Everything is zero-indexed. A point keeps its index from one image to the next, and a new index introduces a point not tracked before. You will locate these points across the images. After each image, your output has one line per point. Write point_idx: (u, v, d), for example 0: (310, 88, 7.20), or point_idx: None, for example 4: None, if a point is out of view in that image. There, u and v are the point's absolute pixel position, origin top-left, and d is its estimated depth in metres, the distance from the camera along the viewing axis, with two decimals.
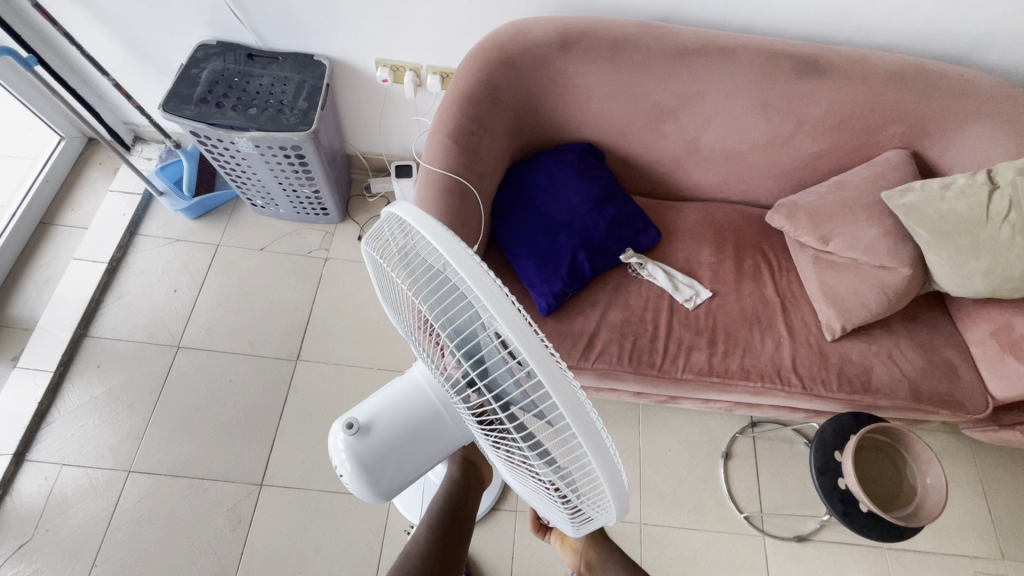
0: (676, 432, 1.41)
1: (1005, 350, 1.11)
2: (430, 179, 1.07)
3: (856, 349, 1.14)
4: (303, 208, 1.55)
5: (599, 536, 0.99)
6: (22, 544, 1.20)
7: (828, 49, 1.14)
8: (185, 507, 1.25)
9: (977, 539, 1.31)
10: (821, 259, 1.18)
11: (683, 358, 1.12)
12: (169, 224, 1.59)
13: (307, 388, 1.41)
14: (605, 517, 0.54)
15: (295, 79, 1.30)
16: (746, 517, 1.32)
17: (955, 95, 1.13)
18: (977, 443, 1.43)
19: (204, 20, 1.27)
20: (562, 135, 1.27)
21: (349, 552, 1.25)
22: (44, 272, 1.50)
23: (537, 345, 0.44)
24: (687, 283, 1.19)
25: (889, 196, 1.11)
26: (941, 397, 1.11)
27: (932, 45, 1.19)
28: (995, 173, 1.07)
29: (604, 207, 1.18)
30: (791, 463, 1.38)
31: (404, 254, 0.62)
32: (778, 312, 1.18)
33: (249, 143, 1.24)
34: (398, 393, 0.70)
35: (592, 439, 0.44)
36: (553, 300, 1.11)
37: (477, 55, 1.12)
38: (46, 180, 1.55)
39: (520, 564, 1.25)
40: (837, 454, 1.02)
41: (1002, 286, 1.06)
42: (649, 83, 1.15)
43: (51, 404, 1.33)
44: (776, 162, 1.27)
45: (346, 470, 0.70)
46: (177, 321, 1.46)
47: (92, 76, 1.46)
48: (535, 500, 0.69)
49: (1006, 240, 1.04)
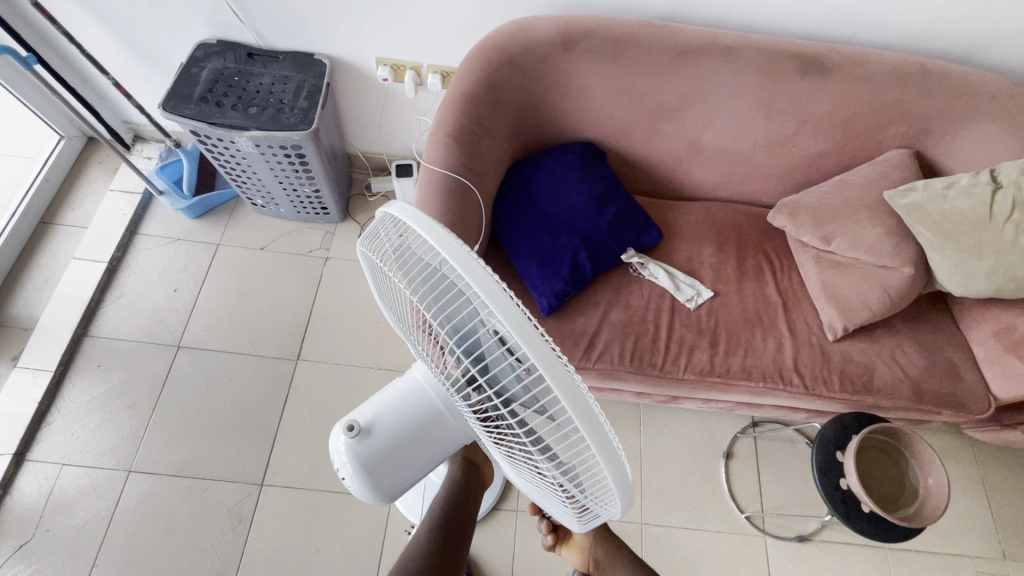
0: (677, 432, 1.41)
1: (1008, 351, 1.10)
2: (431, 179, 1.07)
3: (858, 349, 1.14)
4: (303, 207, 1.54)
5: (607, 534, 0.99)
6: (22, 544, 1.19)
7: (831, 48, 1.13)
8: (186, 507, 1.25)
9: (979, 539, 1.31)
10: (823, 258, 1.18)
11: (685, 358, 1.12)
12: (169, 223, 1.59)
13: (307, 388, 1.41)
14: (610, 513, 0.54)
15: (295, 78, 1.29)
16: (747, 518, 1.32)
17: (958, 95, 1.13)
18: (978, 443, 1.42)
19: (204, 19, 1.27)
20: (563, 134, 1.26)
21: (350, 552, 1.25)
22: (44, 272, 1.50)
23: (538, 341, 0.44)
24: (688, 282, 1.19)
25: (891, 196, 1.11)
26: (943, 397, 1.11)
27: (935, 45, 1.18)
28: (999, 173, 1.07)
29: (606, 206, 1.18)
30: (792, 463, 1.38)
31: (401, 253, 0.61)
32: (780, 312, 1.18)
33: (249, 142, 1.24)
34: (398, 394, 0.70)
35: (596, 435, 0.44)
36: (554, 300, 1.11)
37: (478, 55, 1.11)
38: (46, 179, 1.55)
39: (521, 565, 1.25)
40: (837, 454, 1.02)
41: (1004, 286, 1.06)
42: (650, 83, 1.15)
43: (51, 404, 1.33)
44: (778, 161, 1.26)
45: (348, 473, 0.69)
46: (177, 321, 1.46)
47: (92, 76, 1.46)
48: (538, 497, 0.69)
49: (1010, 240, 1.03)
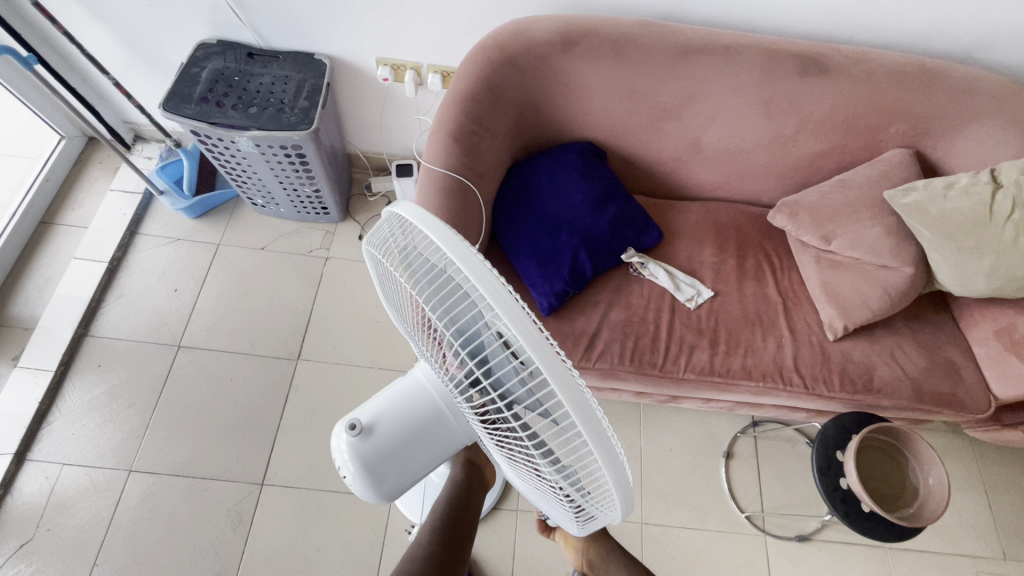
0: (678, 431, 1.41)
1: (1008, 350, 1.10)
2: (431, 178, 1.07)
3: (858, 349, 1.14)
4: (303, 207, 1.55)
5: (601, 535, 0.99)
6: (22, 544, 1.20)
7: (831, 48, 1.13)
8: (186, 507, 1.25)
9: (979, 539, 1.31)
10: (824, 258, 1.18)
11: (685, 357, 1.12)
12: (169, 223, 1.59)
13: (308, 388, 1.41)
14: (609, 517, 0.54)
15: (295, 78, 1.29)
16: (747, 517, 1.32)
17: (958, 95, 1.13)
18: (978, 443, 1.42)
19: (204, 19, 1.27)
20: (563, 134, 1.26)
21: (350, 552, 1.25)
22: (44, 272, 1.50)
23: (542, 343, 0.44)
24: (688, 282, 1.19)
25: (892, 196, 1.11)
26: (943, 397, 1.11)
27: (935, 45, 1.18)
28: (999, 172, 1.07)
29: (606, 206, 1.18)
30: (791, 463, 1.38)
31: (405, 253, 0.62)
32: (780, 312, 1.18)
33: (250, 143, 1.24)
34: (400, 394, 0.70)
35: (597, 438, 0.44)
36: (554, 300, 1.11)
37: (479, 54, 1.12)
38: (47, 179, 1.55)
39: (520, 565, 1.25)
40: (837, 454, 1.02)
41: (1004, 286, 1.06)
42: (650, 83, 1.15)
43: (51, 404, 1.33)
44: (778, 161, 1.26)
45: (349, 472, 0.69)
46: (177, 321, 1.46)
47: (92, 76, 1.46)
48: (539, 499, 0.69)
49: (1010, 239, 1.03)
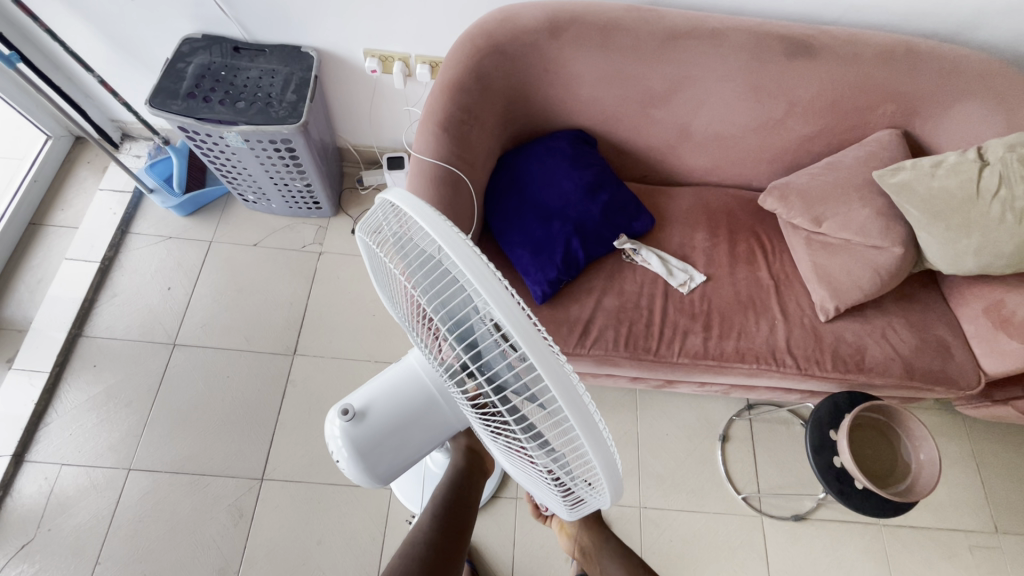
0: (675, 415, 1.42)
1: (997, 327, 1.11)
2: (420, 169, 1.06)
3: (850, 329, 1.15)
4: (295, 202, 1.54)
5: (593, 525, 1.01)
6: (24, 545, 1.20)
7: (819, 29, 1.13)
8: (187, 503, 1.26)
9: (973, 513, 1.33)
10: (815, 241, 1.19)
11: (678, 342, 1.12)
12: (160, 222, 1.58)
13: (306, 381, 1.41)
14: (598, 502, 0.55)
15: (282, 71, 1.28)
16: (744, 498, 1.33)
17: (944, 74, 1.13)
18: (971, 420, 1.44)
19: (189, 14, 1.26)
20: (553, 122, 1.26)
21: (351, 543, 1.26)
22: (36, 273, 1.49)
23: (531, 332, 0.44)
24: (681, 267, 1.20)
25: (881, 174, 1.11)
26: (933, 374, 1.13)
27: (922, 25, 1.19)
28: (984, 150, 1.08)
29: (597, 193, 1.18)
30: (788, 445, 1.39)
31: (399, 239, 0.61)
32: (772, 295, 1.18)
33: (239, 137, 1.23)
34: (395, 379, 0.71)
35: (584, 421, 0.45)
36: (547, 288, 1.12)
37: (467, 42, 1.11)
38: (36, 179, 1.55)
39: (520, 552, 1.26)
40: (831, 432, 1.03)
41: (992, 263, 1.06)
42: (639, 68, 1.15)
43: (48, 404, 1.33)
44: (768, 145, 1.27)
45: (343, 456, 0.70)
46: (171, 320, 1.45)
47: (76, 73, 1.45)
48: (531, 485, 0.69)
49: (997, 218, 1.04)
